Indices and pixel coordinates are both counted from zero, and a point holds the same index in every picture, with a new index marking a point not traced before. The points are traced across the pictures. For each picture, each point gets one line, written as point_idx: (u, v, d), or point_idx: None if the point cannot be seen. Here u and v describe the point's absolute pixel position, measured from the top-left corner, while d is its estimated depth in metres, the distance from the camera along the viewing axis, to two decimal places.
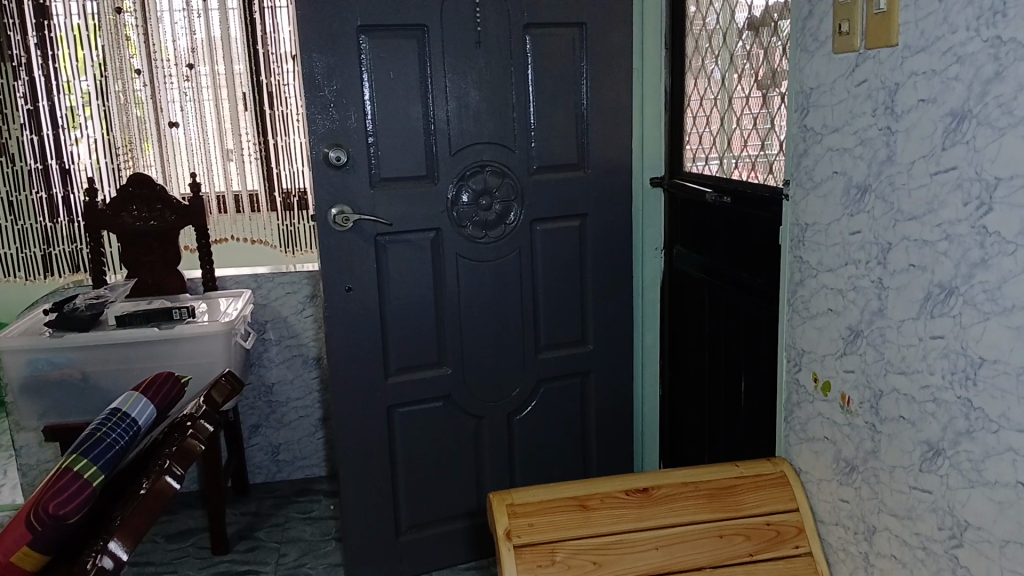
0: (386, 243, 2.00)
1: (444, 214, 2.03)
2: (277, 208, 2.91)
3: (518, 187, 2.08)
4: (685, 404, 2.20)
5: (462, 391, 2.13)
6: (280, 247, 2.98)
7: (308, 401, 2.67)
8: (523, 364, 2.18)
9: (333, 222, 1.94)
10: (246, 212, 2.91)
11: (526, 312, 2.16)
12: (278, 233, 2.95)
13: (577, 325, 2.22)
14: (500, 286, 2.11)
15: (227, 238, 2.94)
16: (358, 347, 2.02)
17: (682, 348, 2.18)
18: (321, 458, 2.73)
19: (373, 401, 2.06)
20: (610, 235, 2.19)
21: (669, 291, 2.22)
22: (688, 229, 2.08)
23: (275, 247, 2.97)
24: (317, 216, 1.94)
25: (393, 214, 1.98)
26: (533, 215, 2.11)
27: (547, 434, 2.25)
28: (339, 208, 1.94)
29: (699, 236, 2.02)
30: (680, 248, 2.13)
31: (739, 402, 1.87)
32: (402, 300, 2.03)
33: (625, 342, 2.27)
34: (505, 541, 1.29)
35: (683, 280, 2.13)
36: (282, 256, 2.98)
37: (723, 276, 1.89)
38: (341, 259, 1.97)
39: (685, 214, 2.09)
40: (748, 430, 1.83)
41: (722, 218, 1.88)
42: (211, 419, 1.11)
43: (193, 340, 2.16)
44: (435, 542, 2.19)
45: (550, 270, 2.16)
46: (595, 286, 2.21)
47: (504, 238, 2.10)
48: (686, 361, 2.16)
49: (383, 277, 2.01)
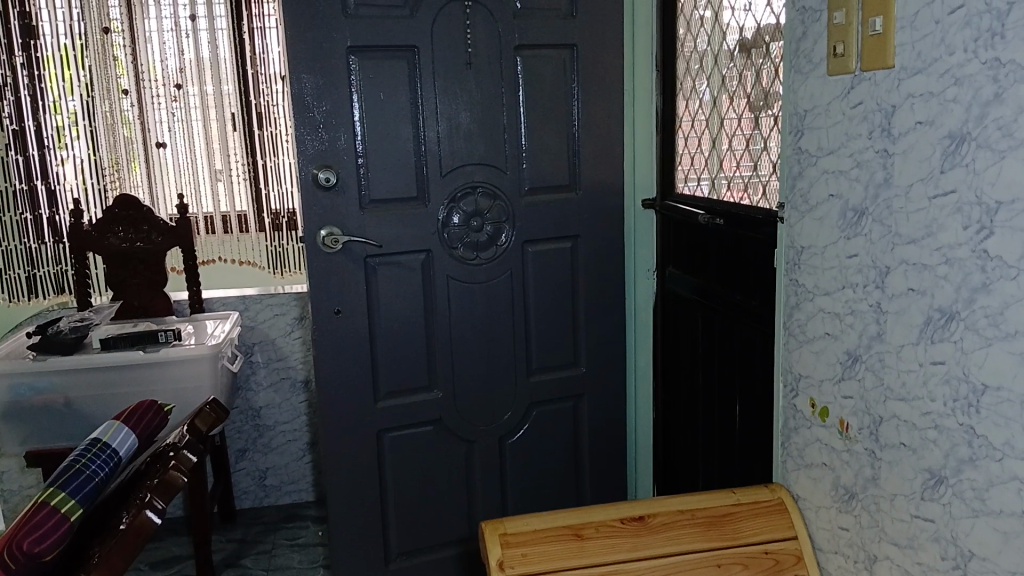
0: (376, 265, 1.97)
1: (434, 235, 2.01)
2: (265, 229, 2.88)
3: (510, 208, 2.06)
4: (678, 427, 2.17)
5: (454, 415, 2.10)
6: (268, 268, 2.94)
7: (295, 425, 2.63)
8: (515, 387, 2.15)
9: (320, 243, 1.92)
10: (234, 233, 2.87)
11: (518, 335, 2.13)
12: (267, 255, 2.92)
13: (570, 347, 2.19)
14: (491, 308, 2.09)
15: (214, 259, 2.90)
16: (348, 371, 1.99)
17: (675, 370, 2.16)
18: (310, 484, 2.68)
19: (362, 425, 2.02)
20: (602, 256, 2.17)
21: (660, 313, 2.21)
22: (681, 250, 2.07)
23: (263, 268, 2.94)
24: (306, 237, 1.92)
25: (382, 236, 1.96)
26: (525, 237, 2.09)
27: (539, 459, 2.21)
28: (327, 228, 1.92)
29: (692, 257, 2.00)
30: (672, 270, 2.12)
31: (733, 425, 1.85)
32: (392, 323, 2.01)
33: (617, 365, 2.25)
34: (498, 572, 1.26)
35: (675, 302, 2.12)
36: (270, 278, 2.95)
37: (717, 298, 1.87)
38: (330, 281, 1.94)
39: (677, 235, 2.08)
40: (742, 454, 1.81)
41: (715, 240, 1.87)
42: (194, 449, 1.08)
43: (179, 364, 2.12)
44: (426, 570, 2.14)
45: (542, 292, 2.13)
46: (588, 309, 2.19)
47: (496, 259, 2.08)
48: (679, 384, 2.14)
49: (373, 300, 1.98)
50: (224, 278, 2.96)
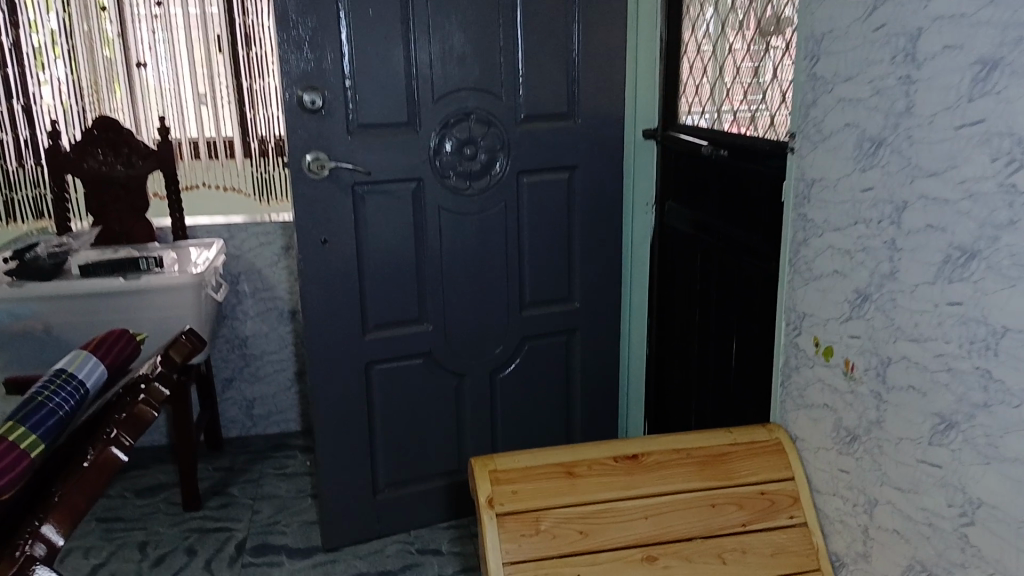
0: (366, 194, 1.90)
1: (426, 162, 1.93)
2: (252, 155, 2.79)
3: (505, 136, 1.98)
4: (672, 363, 2.15)
5: (445, 349, 2.05)
6: (254, 196, 2.85)
7: (283, 355, 2.59)
8: (507, 321, 2.10)
9: (307, 170, 1.84)
10: (218, 159, 2.77)
11: (511, 268, 2.07)
12: (254, 181, 2.82)
13: (564, 281, 2.14)
14: (485, 240, 2.03)
15: (198, 186, 2.80)
16: (336, 303, 1.93)
17: (672, 306, 2.12)
18: (298, 414, 2.65)
19: (350, 357, 1.97)
20: (600, 187, 2.11)
21: (658, 250, 2.16)
22: (682, 183, 2.01)
23: (249, 196, 2.84)
24: (291, 162, 1.83)
25: (371, 162, 1.88)
26: (520, 166, 2.02)
27: (530, 394, 2.18)
28: (315, 154, 1.84)
29: (694, 190, 1.95)
30: (672, 204, 2.06)
31: (729, 363, 1.82)
32: (381, 254, 1.94)
33: (611, 300, 2.20)
34: (487, 509, 1.22)
35: (674, 238, 2.07)
36: (256, 206, 2.85)
37: (720, 234, 1.83)
38: (316, 209, 1.87)
39: (679, 168, 2.01)
40: (737, 391, 1.79)
41: (718, 173, 1.81)
42: (166, 383, 1.03)
43: (162, 292, 2.06)
44: (414, 502, 2.12)
45: (537, 223, 2.07)
46: (583, 242, 2.13)
47: (489, 190, 2.00)
48: (676, 320, 2.11)
49: (361, 230, 1.92)
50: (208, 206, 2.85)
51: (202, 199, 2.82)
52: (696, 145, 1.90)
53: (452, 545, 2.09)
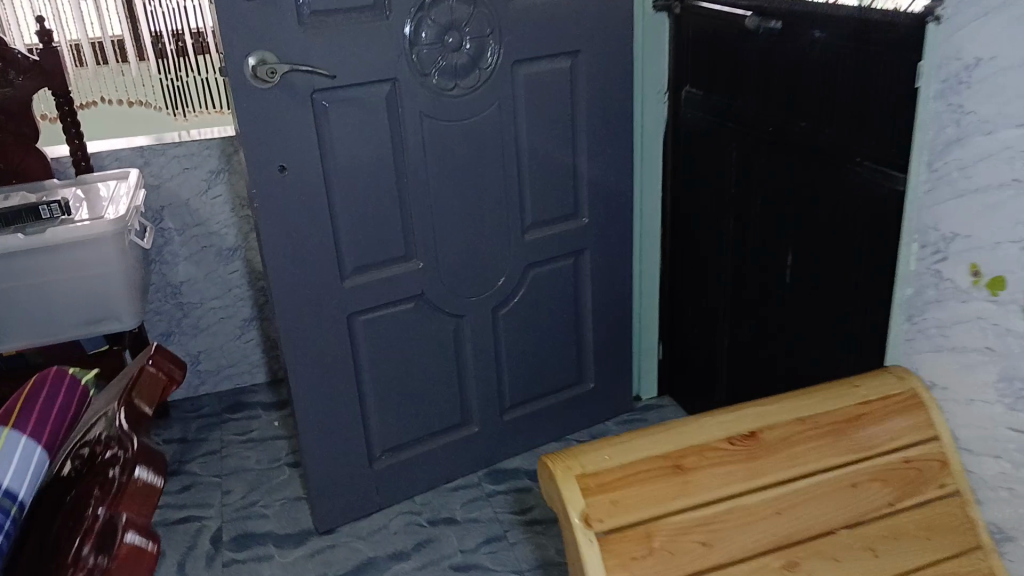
0: (330, 103, 1.50)
1: (401, 58, 1.53)
2: (155, 63, 2.22)
3: (494, 17, 1.60)
4: (695, 271, 1.94)
5: (437, 286, 1.72)
6: (166, 109, 2.27)
7: (228, 300, 2.19)
8: (506, 245, 1.79)
9: (252, 77, 1.41)
10: (113, 68, 2.20)
11: (507, 182, 1.74)
12: (161, 94, 2.25)
13: (570, 193, 1.84)
14: (476, 151, 1.68)
15: (96, 104, 2.24)
16: (305, 245, 1.56)
17: (693, 209, 1.89)
18: (254, 365, 2.28)
19: (327, 308, 1.62)
20: (607, 76, 1.79)
21: (672, 151, 1.91)
22: (705, 64, 1.74)
23: (161, 110, 2.27)
24: (229, 71, 1.40)
25: (333, 63, 1.47)
26: (514, 54, 1.65)
27: (536, 326, 1.88)
28: (260, 55, 1.41)
29: (724, 72, 1.69)
30: (692, 90, 1.80)
31: (787, 280, 1.61)
32: (354, 179, 1.57)
33: (619, 210, 1.92)
34: (586, 531, 0.92)
35: (697, 137, 1.82)
36: (170, 122, 2.28)
37: (767, 125, 1.59)
38: (268, 128, 1.46)
39: (701, 46, 1.74)
40: (795, 303, 1.60)
41: (762, 50, 1.56)
42: (155, 465, 0.63)
43: (76, 246, 1.62)
44: (416, 464, 1.83)
45: (535, 127, 1.74)
46: (587, 144, 1.82)
47: (479, 87, 1.64)
48: (699, 225, 1.88)
49: (329, 151, 1.53)
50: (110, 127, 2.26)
51: (102, 120, 2.25)
52: (729, 28, 1.63)
53: (465, 509, 1.81)
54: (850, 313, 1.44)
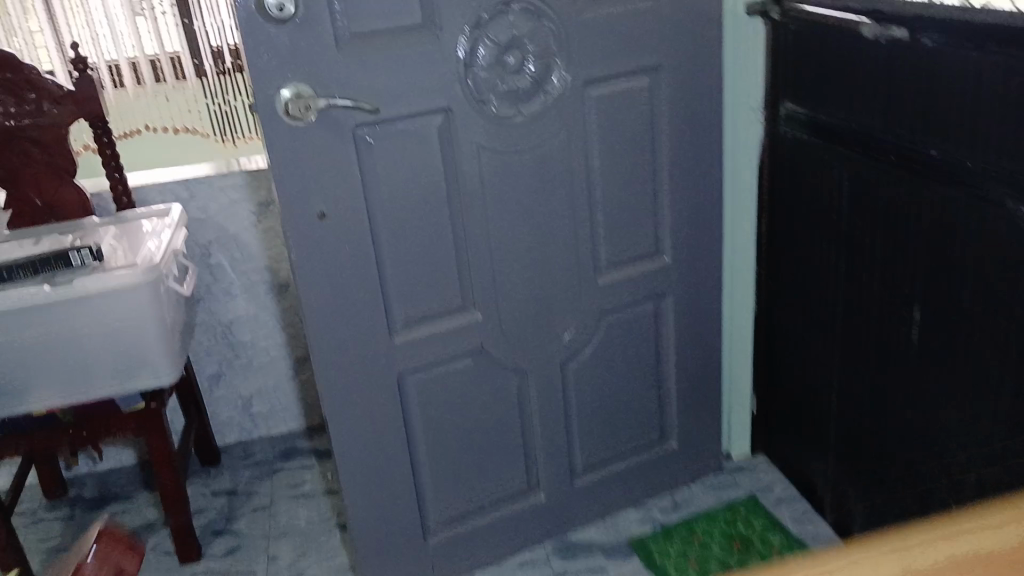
0: (376, 138, 1.31)
1: (455, 83, 1.33)
2: (202, 86, 2.07)
3: (562, 32, 1.39)
4: (796, 308, 1.71)
5: (498, 339, 1.53)
6: (213, 135, 2.12)
7: (281, 340, 2.02)
8: (575, 288, 1.58)
9: (286, 114, 1.23)
10: (158, 90, 2.04)
11: (577, 218, 1.53)
12: (208, 119, 2.10)
13: (650, 228, 1.61)
14: (543, 185, 1.47)
15: (141, 131, 2.08)
16: (349, 295, 1.38)
17: (794, 239, 1.67)
18: (309, 409, 2.11)
19: (374, 366, 1.44)
20: (695, 94, 1.55)
21: (768, 181, 1.70)
22: (808, 76, 1.52)
23: (207, 136, 2.12)
24: (259, 103, 1.22)
25: (377, 90, 1.28)
26: (586, 73, 1.43)
27: (609, 377, 1.68)
28: (296, 89, 1.23)
29: (832, 85, 1.46)
30: (792, 106, 1.58)
31: (918, 324, 1.38)
32: (403, 225, 1.38)
33: (705, 243, 1.68)
34: None
35: (799, 166, 1.60)
36: (217, 148, 2.13)
37: (888, 147, 1.36)
38: (305, 166, 1.28)
39: (802, 56, 1.52)
40: (930, 351, 1.37)
41: (883, 60, 1.33)
42: None
43: (104, 298, 1.42)
44: (475, 533, 1.64)
45: (610, 156, 1.52)
46: (671, 170, 1.58)
47: (544, 114, 1.43)
48: (802, 257, 1.66)
49: (375, 190, 1.34)
50: (154, 156, 2.11)
51: (146, 146, 2.10)
52: (841, 43, 1.41)
53: None
54: (1012, 378, 1.22)
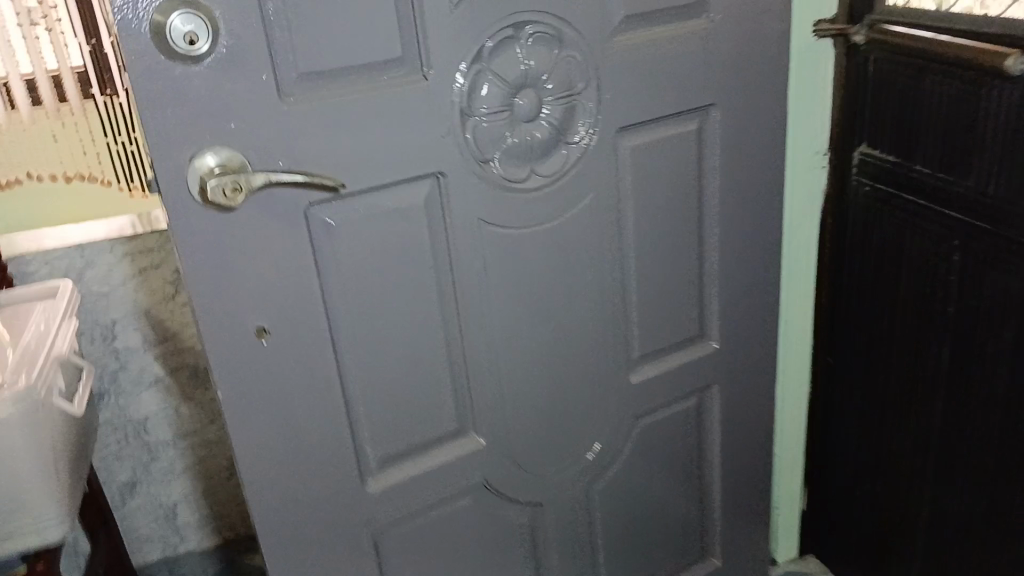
0: (339, 220, 0.93)
1: (450, 139, 0.96)
2: (108, 120, 1.43)
3: (589, 67, 1.03)
4: (870, 402, 1.38)
5: (507, 465, 1.16)
6: (118, 184, 1.48)
7: (203, 438, 1.71)
8: (606, 393, 1.21)
9: (201, 198, 0.85)
10: (37, 124, 1.39)
11: (608, 305, 1.17)
12: (114, 163, 1.46)
13: (695, 309, 1.25)
14: (564, 269, 1.11)
15: (20, 181, 1.42)
16: (307, 432, 1.00)
17: (870, 318, 1.34)
18: (233, 518, 1.80)
19: (341, 519, 1.07)
20: (753, 139, 1.20)
21: (833, 238, 1.36)
22: (900, 119, 1.19)
23: (111, 185, 1.47)
24: (163, 181, 0.83)
25: (341, 154, 0.90)
26: (619, 117, 1.07)
27: (642, 496, 1.32)
28: (218, 162, 0.84)
29: (938, 132, 1.13)
30: (874, 155, 1.25)
31: None
32: (379, 332, 1.00)
33: (760, 323, 1.33)
34: None
35: (880, 226, 1.27)
36: (123, 201, 1.49)
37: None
38: (238, 266, 0.89)
39: (892, 94, 1.19)
40: None
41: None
42: None
43: None
44: None
45: (648, 222, 1.16)
46: (723, 235, 1.23)
47: (566, 175, 1.06)
48: (881, 340, 1.33)
49: (340, 291, 0.96)
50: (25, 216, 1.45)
51: (22, 202, 1.44)
52: (963, 76, 1.07)
53: None
54: None
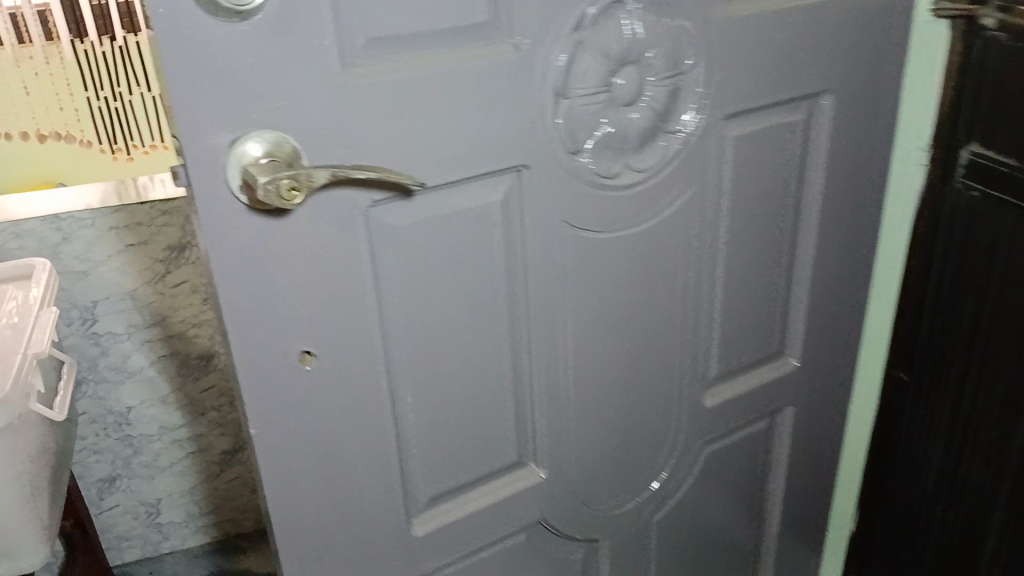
0: (403, 225, 0.75)
1: (540, 125, 0.78)
2: (88, 80, 1.49)
3: (703, 40, 0.85)
4: (953, 435, 1.21)
5: (571, 499, 1.01)
6: (99, 145, 1.53)
7: (198, 430, 1.55)
8: (679, 418, 1.06)
9: (247, 198, 0.66)
10: (12, 84, 1.44)
11: (691, 320, 1.01)
12: (95, 124, 1.52)
13: (778, 322, 1.11)
14: (650, 279, 0.95)
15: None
16: (352, 475, 0.84)
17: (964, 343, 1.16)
18: (230, 513, 1.66)
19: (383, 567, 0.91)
20: (860, 132, 1.05)
21: (924, 247, 1.18)
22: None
23: (92, 145, 1.53)
24: (196, 178, 0.64)
25: (414, 143, 0.72)
26: (728, 103, 0.90)
27: (704, 526, 1.18)
28: (268, 152, 0.65)
29: None
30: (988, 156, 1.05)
31: None
32: (442, 356, 0.83)
33: (838, 337, 1.20)
34: None
35: (979, 238, 1.09)
36: (103, 162, 1.55)
37: None
38: (284, 284, 0.71)
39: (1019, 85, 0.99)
40: None
41: None
42: None
43: None
44: None
45: (745, 225, 1.00)
46: (810, 241, 1.09)
47: (664, 169, 0.89)
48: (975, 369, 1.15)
49: (400, 309, 0.79)
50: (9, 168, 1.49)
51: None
52: None
53: None
54: None
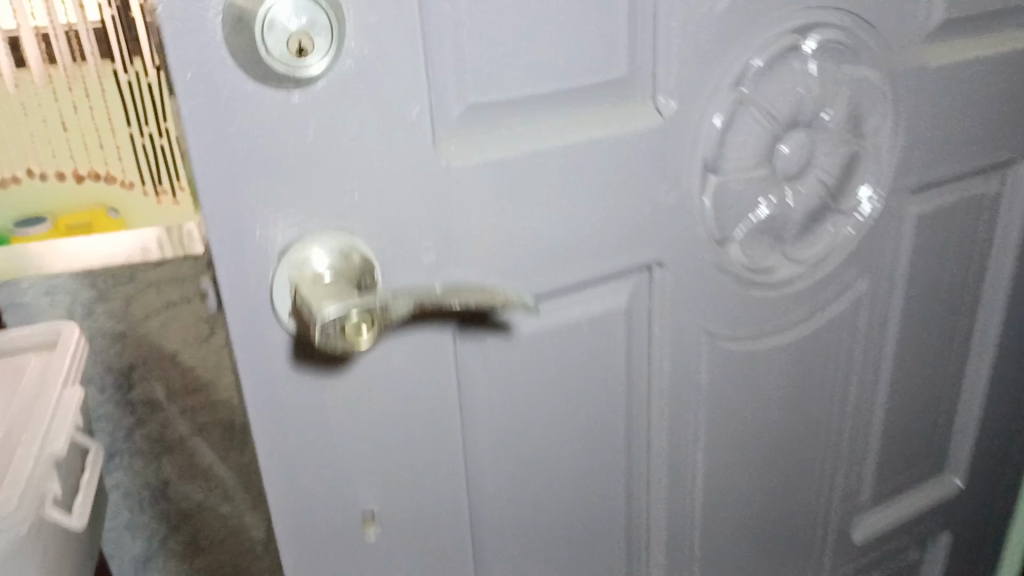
0: (503, 341, 0.57)
1: (684, 211, 0.59)
2: None
3: (896, 98, 0.64)
4: None
5: None
6: None
7: None
8: (815, 551, 0.87)
9: (295, 325, 0.48)
10: None
11: (839, 434, 0.81)
12: None
13: (938, 432, 0.91)
14: (799, 392, 0.75)
15: None
16: None
17: None
18: None
19: None
20: None
21: None
22: None
23: None
24: (231, 300, 0.46)
25: (522, 239, 0.54)
26: (915, 177, 0.70)
27: None
28: (333, 267, 0.47)
29: None
30: None
31: None
32: (540, 502, 0.65)
33: (1005, 446, 0.98)
34: None
35: None
36: None
37: None
38: (345, 428, 0.53)
39: None
40: None
41: None
42: None
43: None
44: None
45: (914, 322, 0.80)
46: (989, 336, 0.88)
47: (830, 260, 0.69)
48: None
49: (495, 448, 0.60)
50: None
51: None
52: None
53: None
54: None
